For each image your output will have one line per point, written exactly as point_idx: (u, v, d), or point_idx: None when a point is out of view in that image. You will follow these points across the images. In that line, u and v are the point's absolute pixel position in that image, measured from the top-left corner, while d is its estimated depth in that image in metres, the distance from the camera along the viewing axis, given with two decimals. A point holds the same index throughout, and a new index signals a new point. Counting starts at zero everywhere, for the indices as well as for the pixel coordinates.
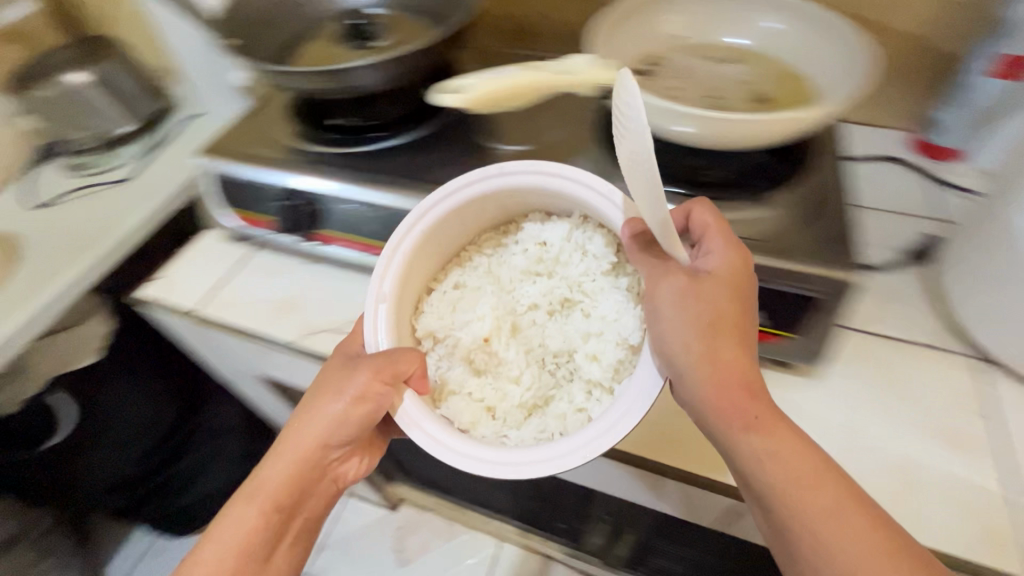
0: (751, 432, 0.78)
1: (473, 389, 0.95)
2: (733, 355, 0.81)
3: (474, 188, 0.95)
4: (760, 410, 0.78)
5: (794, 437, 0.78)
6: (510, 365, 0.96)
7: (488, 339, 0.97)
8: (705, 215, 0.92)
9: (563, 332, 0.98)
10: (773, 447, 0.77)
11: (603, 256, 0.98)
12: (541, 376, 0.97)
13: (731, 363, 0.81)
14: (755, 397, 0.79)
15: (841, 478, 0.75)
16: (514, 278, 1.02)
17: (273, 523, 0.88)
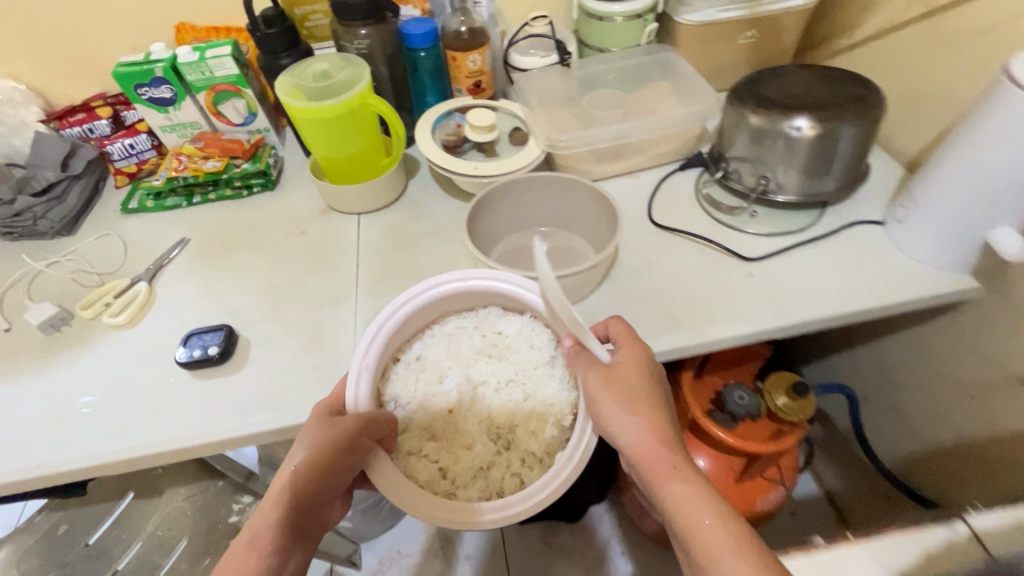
0: (667, 500, 0.50)
1: (432, 452, 0.68)
2: (643, 421, 0.53)
3: (441, 287, 0.67)
4: (665, 468, 0.51)
5: (703, 492, 0.50)
6: (467, 434, 0.70)
7: (454, 411, 0.71)
8: (623, 323, 0.61)
9: (505, 405, 0.71)
10: (687, 511, 0.49)
11: (547, 350, 0.71)
12: (479, 431, 0.70)
13: (636, 433, 0.53)
14: (657, 447, 0.52)
15: (724, 522, 0.48)
16: (456, 357, 0.71)
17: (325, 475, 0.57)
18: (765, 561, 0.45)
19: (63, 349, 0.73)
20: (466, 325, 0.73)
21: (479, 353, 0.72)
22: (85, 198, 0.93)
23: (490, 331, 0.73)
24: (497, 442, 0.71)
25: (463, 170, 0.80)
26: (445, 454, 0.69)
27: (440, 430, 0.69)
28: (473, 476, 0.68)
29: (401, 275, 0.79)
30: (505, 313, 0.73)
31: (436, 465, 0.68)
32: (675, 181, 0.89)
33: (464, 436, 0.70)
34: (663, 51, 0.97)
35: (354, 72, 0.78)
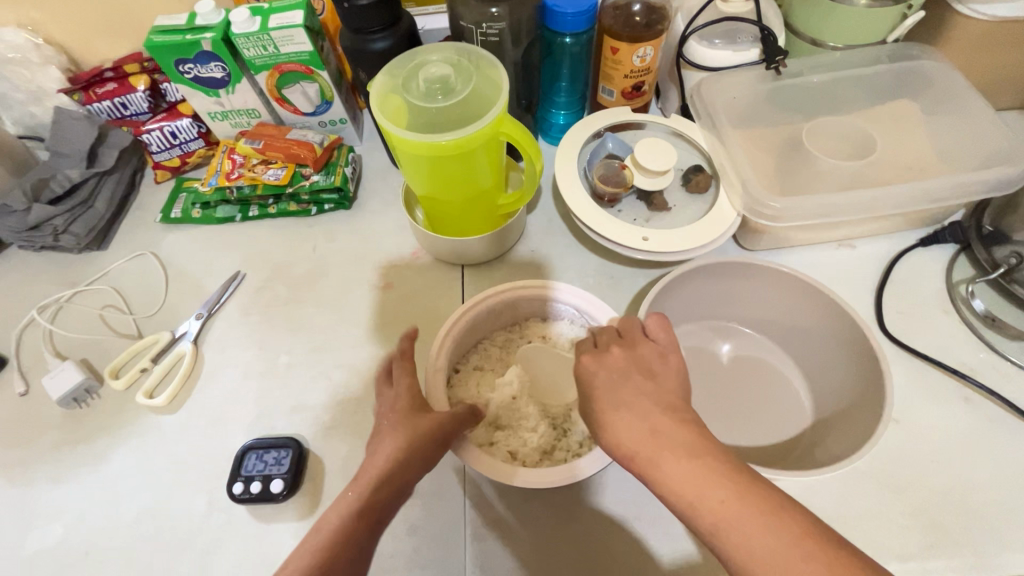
0: (680, 492, 0.34)
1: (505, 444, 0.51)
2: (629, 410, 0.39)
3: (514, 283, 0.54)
4: (679, 465, 0.35)
5: (713, 463, 0.34)
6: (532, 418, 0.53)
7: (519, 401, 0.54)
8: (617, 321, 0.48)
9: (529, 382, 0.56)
10: (722, 512, 0.32)
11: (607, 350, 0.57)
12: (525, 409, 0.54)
13: (625, 428, 0.38)
14: (673, 445, 0.36)
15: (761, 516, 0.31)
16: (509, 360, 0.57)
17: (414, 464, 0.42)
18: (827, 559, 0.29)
19: (90, 437, 0.56)
20: (525, 338, 0.58)
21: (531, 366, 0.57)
22: (117, 200, 0.73)
23: (537, 337, 0.58)
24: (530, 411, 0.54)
25: (629, 237, 0.56)
26: (503, 441, 0.51)
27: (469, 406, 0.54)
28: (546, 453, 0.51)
29: None
30: (551, 318, 0.58)
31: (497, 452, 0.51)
32: (914, 263, 0.62)
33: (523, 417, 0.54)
34: (920, 55, 0.65)
35: (486, 86, 0.52)
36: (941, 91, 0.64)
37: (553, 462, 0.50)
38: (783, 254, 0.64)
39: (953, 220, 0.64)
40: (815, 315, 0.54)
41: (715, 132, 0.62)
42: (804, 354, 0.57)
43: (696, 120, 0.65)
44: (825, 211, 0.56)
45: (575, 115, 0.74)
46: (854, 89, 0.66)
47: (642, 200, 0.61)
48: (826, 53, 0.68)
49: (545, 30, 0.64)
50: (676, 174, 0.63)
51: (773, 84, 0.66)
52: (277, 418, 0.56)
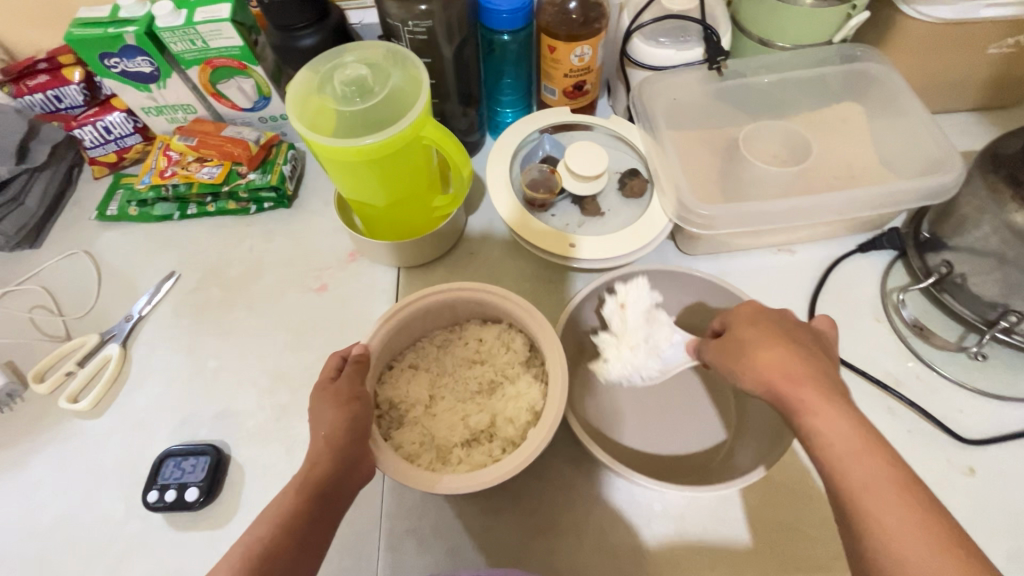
0: (811, 416, 0.36)
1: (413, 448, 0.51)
2: (791, 363, 0.39)
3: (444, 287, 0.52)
4: (822, 413, 0.36)
5: (854, 426, 0.35)
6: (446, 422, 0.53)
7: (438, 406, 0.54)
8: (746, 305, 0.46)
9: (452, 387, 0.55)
10: (845, 456, 0.34)
11: (531, 353, 0.55)
12: (452, 411, 0.54)
13: (796, 371, 0.38)
14: (817, 390, 0.37)
15: (879, 478, 0.33)
16: (435, 364, 0.56)
17: (340, 439, 0.42)
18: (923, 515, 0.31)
19: (11, 442, 0.56)
20: (459, 338, 0.57)
21: (465, 369, 0.56)
22: (50, 197, 0.72)
23: (472, 340, 0.56)
24: (458, 413, 0.54)
25: (558, 241, 0.55)
26: (417, 446, 0.52)
27: (400, 405, 0.54)
28: (467, 455, 0.51)
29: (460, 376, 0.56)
30: (487, 319, 0.56)
31: (419, 451, 0.51)
32: (852, 270, 0.61)
33: (451, 418, 0.53)
34: (865, 57, 0.64)
35: (404, 86, 0.50)
36: (884, 95, 0.63)
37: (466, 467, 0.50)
38: (722, 259, 0.63)
39: (893, 225, 0.63)
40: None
41: (652, 134, 0.61)
42: None
43: (636, 121, 0.63)
44: (757, 220, 0.55)
45: (521, 112, 0.72)
46: (798, 92, 0.65)
47: (576, 204, 0.60)
48: (774, 53, 0.66)
49: (482, 28, 0.63)
50: (614, 176, 0.62)
51: (717, 86, 0.65)
52: (201, 424, 0.56)
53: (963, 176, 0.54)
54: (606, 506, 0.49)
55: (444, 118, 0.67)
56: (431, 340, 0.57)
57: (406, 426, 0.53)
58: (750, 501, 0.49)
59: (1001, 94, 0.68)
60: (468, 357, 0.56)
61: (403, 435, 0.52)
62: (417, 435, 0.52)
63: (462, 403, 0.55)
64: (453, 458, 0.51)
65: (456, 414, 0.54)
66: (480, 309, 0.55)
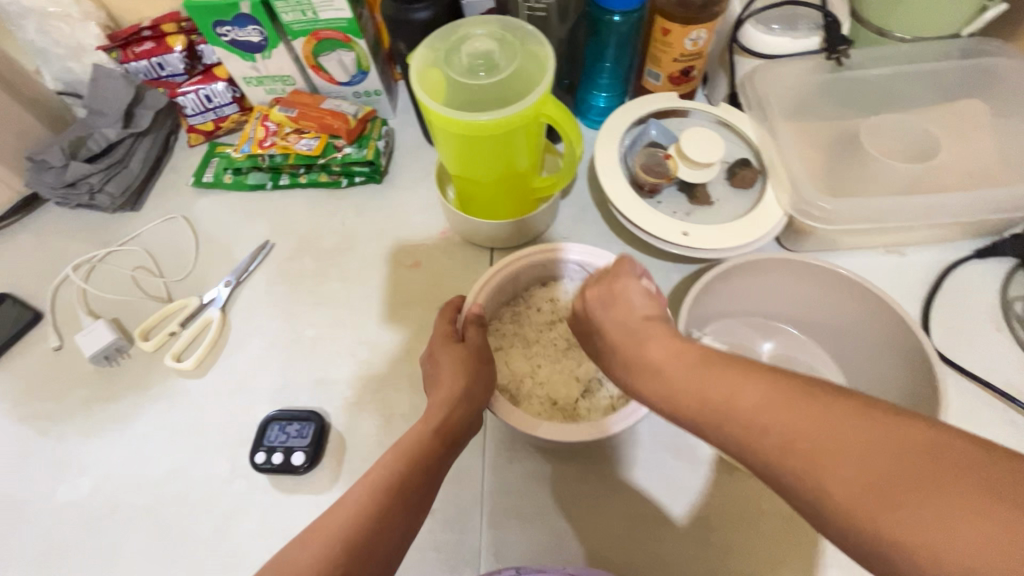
0: (716, 398, 0.32)
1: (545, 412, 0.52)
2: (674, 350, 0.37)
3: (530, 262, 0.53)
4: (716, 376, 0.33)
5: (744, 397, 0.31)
6: (559, 384, 0.54)
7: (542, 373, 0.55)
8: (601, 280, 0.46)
9: (544, 357, 0.56)
10: (774, 421, 0.29)
11: None
12: (557, 372, 0.55)
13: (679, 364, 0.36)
14: (711, 359, 0.35)
15: (818, 425, 0.28)
16: (523, 337, 0.57)
17: (478, 388, 0.47)
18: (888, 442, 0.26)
19: (118, 396, 0.58)
20: (533, 305, 0.58)
21: (547, 332, 0.57)
22: (151, 161, 0.73)
23: (545, 302, 0.57)
24: (562, 372, 0.55)
25: (673, 227, 0.54)
26: (550, 408, 0.53)
27: (509, 385, 0.54)
28: (591, 403, 0.53)
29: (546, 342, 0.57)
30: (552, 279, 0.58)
31: (549, 415, 0.52)
32: (968, 275, 0.58)
33: (561, 378, 0.55)
34: (995, 51, 0.61)
35: (530, 63, 0.50)
36: (1014, 91, 0.60)
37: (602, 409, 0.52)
38: (828, 257, 0.61)
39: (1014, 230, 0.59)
40: (863, 320, 0.52)
41: (765, 124, 0.59)
42: (846, 358, 0.56)
43: (745, 110, 0.62)
44: (880, 216, 0.53)
45: (616, 98, 0.71)
46: (919, 86, 0.62)
47: (683, 192, 0.59)
48: (891, 44, 0.62)
49: (592, 7, 0.60)
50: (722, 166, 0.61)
51: (829, 77, 0.62)
52: (300, 391, 0.57)
53: None
54: (710, 499, 0.49)
55: None
56: (505, 317, 0.57)
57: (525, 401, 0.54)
58: None
59: None
60: (547, 321, 0.57)
61: (532, 405, 0.53)
62: (539, 403, 0.53)
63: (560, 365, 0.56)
64: (583, 412, 0.53)
65: (562, 372, 0.55)
66: (550, 271, 0.56)
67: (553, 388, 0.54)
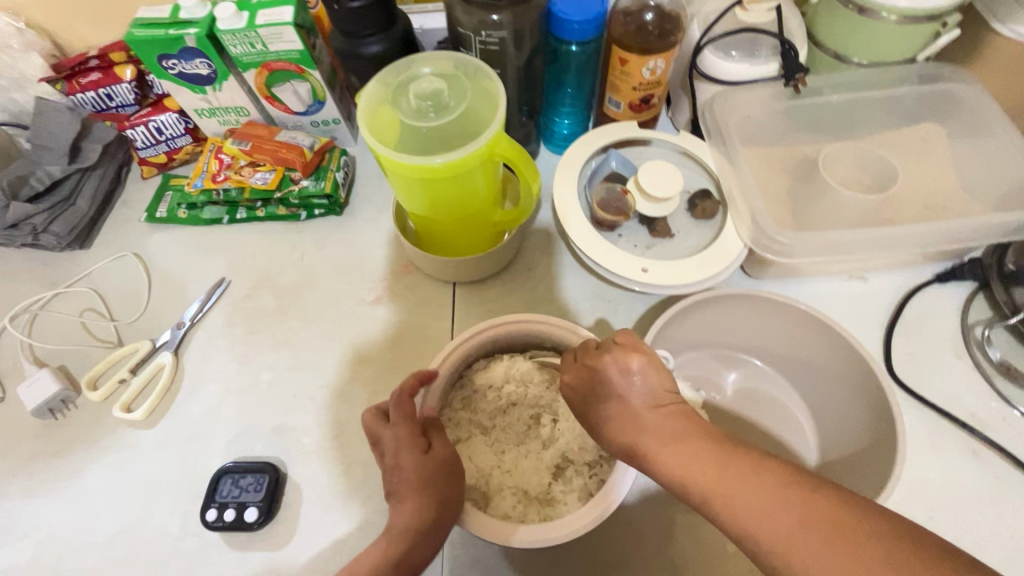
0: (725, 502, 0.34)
1: (520, 507, 0.51)
2: (688, 443, 0.37)
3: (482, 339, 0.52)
4: (721, 480, 0.34)
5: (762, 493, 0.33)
6: (528, 472, 0.53)
7: (509, 463, 0.53)
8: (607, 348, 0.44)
9: (505, 447, 0.54)
10: (781, 540, 0.31)
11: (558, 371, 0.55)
12: (522, 458, 0.53)
13: (695, 462, 0.36)
14: (722, 460, 0.35)
15: (825, 545, 0.30)
16: (481, 427, 0.55)
17: (451, 506, 0.43)
18: (883, 554, 0.28)
19: (65, 450, 0.55)
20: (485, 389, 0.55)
21: (502, 415, 0.55)
22: (100, 197, 0.70)
23: (493, 388, 0.55)
24: (528, 458, 0.54)
25: (632, 264, 0.54)
26: (525, 502, 0.51)
27: (477, 483, 0.52)
28: (564, 484, 0.52)
29: (504, 424, 0.55)
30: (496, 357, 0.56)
31: (525, 509, 0.50)
32: (930, 301, 0.58)
33: (529, 464, 0.53)
34: (953, 76, 0.61)
35: (481, 102, 0.49)
36: (969, 116, 0.60)
37: (577, 491, 0.51)
38: (792, 284, 0.60)
39: (973, 255, 0.60)
40: (829, 355, 0.52)
41: (726, 153, 0.59)
42: (810, 391, 0.55)
43: (706, 137, 0.61)
44: (839, 248, 0.52)
45: (580, 124, 0.70)
46: (878, 111, 0.62)
47: (645, 225, 0.59)
48: (850, 69, 0.63)
49: (549, 37, 0.59)
50: (683, 197, 0.61)
51: (788, 104, 0.62)
52: (255, 439, 0.55)
53: None
54: (675, 543, 0.48)
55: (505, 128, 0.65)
56: (458, 409, 0.55)
57: (497, 498, 0.51)
58: None
59: None
60: (498, 405, 0.55)
61: (509, 504, 0.51)
62: (511, 497, 0.51)
63: (524, 448, 0.54)
64: (559, 499, 0.51)
65: (528, 457, 0.54)
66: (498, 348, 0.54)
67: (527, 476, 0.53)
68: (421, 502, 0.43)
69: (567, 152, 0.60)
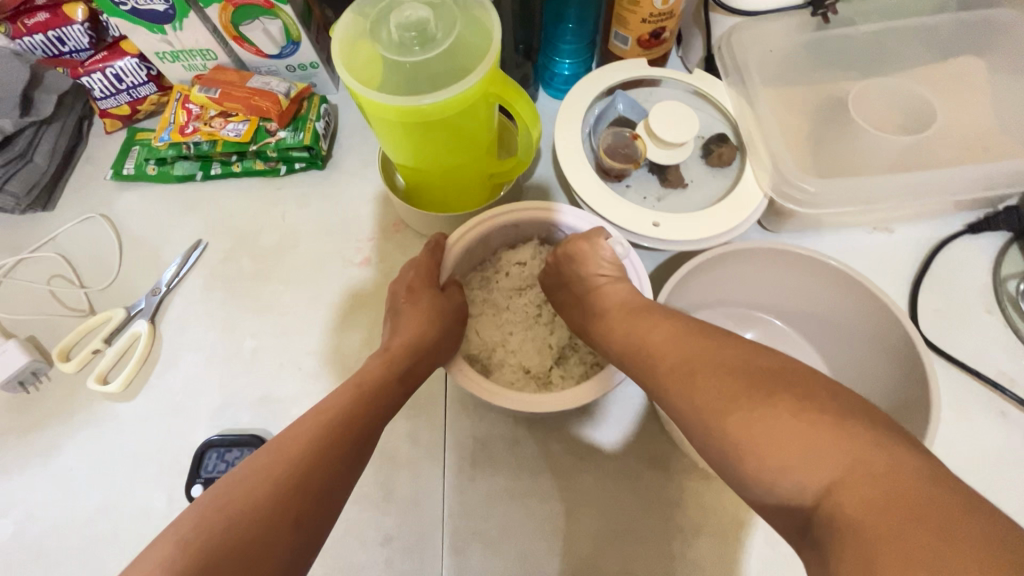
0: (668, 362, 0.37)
1: (518, 381, 0.49)
2: (659, 322, 0.40)
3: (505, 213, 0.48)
4: (680, 356, 0.36)
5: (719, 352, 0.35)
6: (533, 353, 0.51)
7: (516, 339, 0.51)
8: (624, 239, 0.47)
9: (516, 325, 0.52)
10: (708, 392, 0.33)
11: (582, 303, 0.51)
12: (529, 339, 0.51)
13: (660, 333, 0.39)
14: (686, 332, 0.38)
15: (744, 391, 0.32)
16: (492, 302, 0.53)
17: (445, 348, 0.45)
18: (785, 394, 0.30)
19: (41, 425, 0.52)
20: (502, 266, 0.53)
21: (517, 296, 0.53)
22: (60, 154, 0.65)
23: (514, 266, 0.53)
24: (534, 339, 0.52)
25: (640, 216, 0.50)
26: (523, 377, 0.50)
27: (479, 353, 0.51)
28: (565, 373, 0.50)
29: (520, 302, 0.53)
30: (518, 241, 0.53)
31: (522, 384, 0.49)
32: (960, 254, 0.54)
33: (533, 344, 0.51)
34: (998, 3, 0.54)
35: (472, 33, 0.43)
36: (1015, 46, 0.54)
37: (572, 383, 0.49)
38: (812, 238, 0.56)
39: (1009, 202, 0.55)
40: (854, 312, 0.48)
41: (745, 92, 0.53)
42: (832, 352, 0.52)
43: (723, 76, 0.56)
44: (867, 197, 0.48)
45: (582, 65, 0.64)
46: (913, 43, 0.56)
47: (655, 174, 0.54)
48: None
49: None
50: (697, 142, 0.56)
51: (815, 35, 0.56)
52: (242, 410, 0.52)
53: None
54: (685, 510, 0.47)
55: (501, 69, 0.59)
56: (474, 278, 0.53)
57: (496, 370, 0.50)
58: None
59: None
60: (515, 285, 0.53)
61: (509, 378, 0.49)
62: (512, 369, 0.50)
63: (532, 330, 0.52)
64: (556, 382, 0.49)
65: (532, 339, 0.52)
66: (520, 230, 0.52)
67: (531, 354, 0.51)
68: (427, 326, 0.44)
69: (570, 96, 0.54)
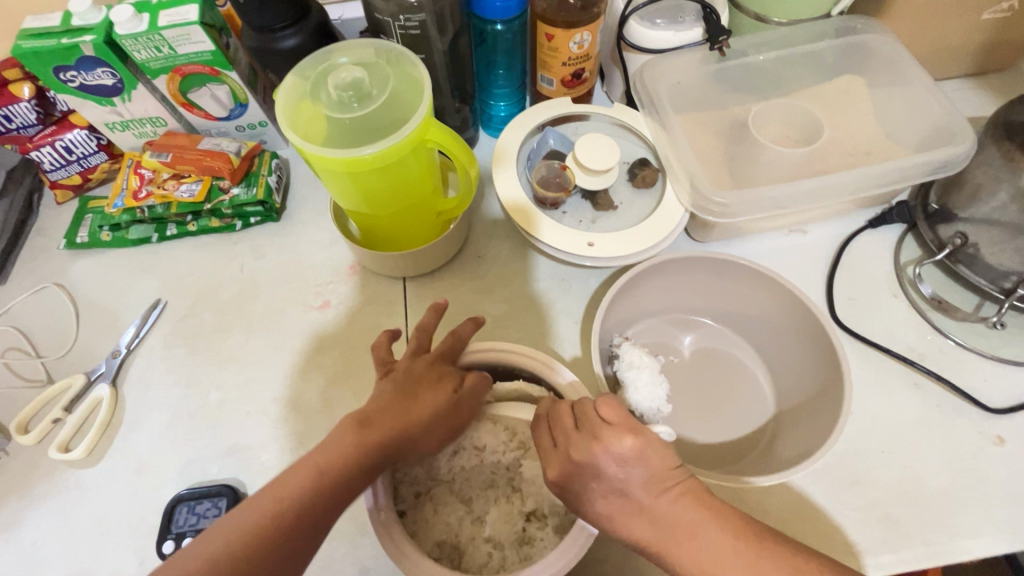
0: None
1: (492, 558, 0.46)
2: (702, 534, 0.34)
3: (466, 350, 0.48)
4: None
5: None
6: (498, 523, 0.48)
7: (478, 514, 0.49)
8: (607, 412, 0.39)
9: (472, 500, 0.50)
10: None
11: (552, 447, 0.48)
12: (493, 504, 0.49)
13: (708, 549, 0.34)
14: (733, 543, 0.33)
15: None
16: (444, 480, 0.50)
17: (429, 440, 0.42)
18: None
19: (0, 502, 0.52)
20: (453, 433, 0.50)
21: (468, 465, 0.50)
22: (10, 228, 0.65)
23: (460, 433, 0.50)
24: (500, 502, 0.49)
25: (572, 236, 0.54)
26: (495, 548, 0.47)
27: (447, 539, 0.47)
28: (538, 525, 0.48)
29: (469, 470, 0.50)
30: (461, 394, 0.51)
31: (498, 559, 0.46)
32: (865, 246, 0.61)
33: (499, 509, 0.49)
34: (866, 29, 0.63)
35: (405, 86, 0.47)
36: (885, 64, 0.62)
37: (545, 539, 0.46)
38: (736, 244, 0.62)
39: (900, 198, 0.62)
40: (776, 309, 0.54)
41: (659, 121, 0.59)
42: (763, 347, 0.57)
43: (639, 107, 0.62)
44: (776, 204, 0.54)
45: (516, 105, 0.69)
46: (800, 67, 0.63)
47: (587, 200, 0.60)
48: (770, 29, 0.64)
49: (474, 18, 0.59)
50: (623, 168, 0.62)
51: (716, 67, 0.62)
52: (210, 463, 0.53)
53: (975, 146, 0.53)
54: None
55: (440, 116, 0.63)
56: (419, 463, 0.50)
57: (468, 550, 0.47)
58: (766, 493, 0.50)
59: (992, 55, 0.68)
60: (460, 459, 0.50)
61: (483, 561, 0.46)
62: (484, 546, 0.47)
63: (494, 492, 0.50)
64: (534, 545, 0.46)
65: (498, 502, 0.50)
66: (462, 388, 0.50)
67: (499, 525, 0.48)
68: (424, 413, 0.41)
69: (505, 135, 0.59)
